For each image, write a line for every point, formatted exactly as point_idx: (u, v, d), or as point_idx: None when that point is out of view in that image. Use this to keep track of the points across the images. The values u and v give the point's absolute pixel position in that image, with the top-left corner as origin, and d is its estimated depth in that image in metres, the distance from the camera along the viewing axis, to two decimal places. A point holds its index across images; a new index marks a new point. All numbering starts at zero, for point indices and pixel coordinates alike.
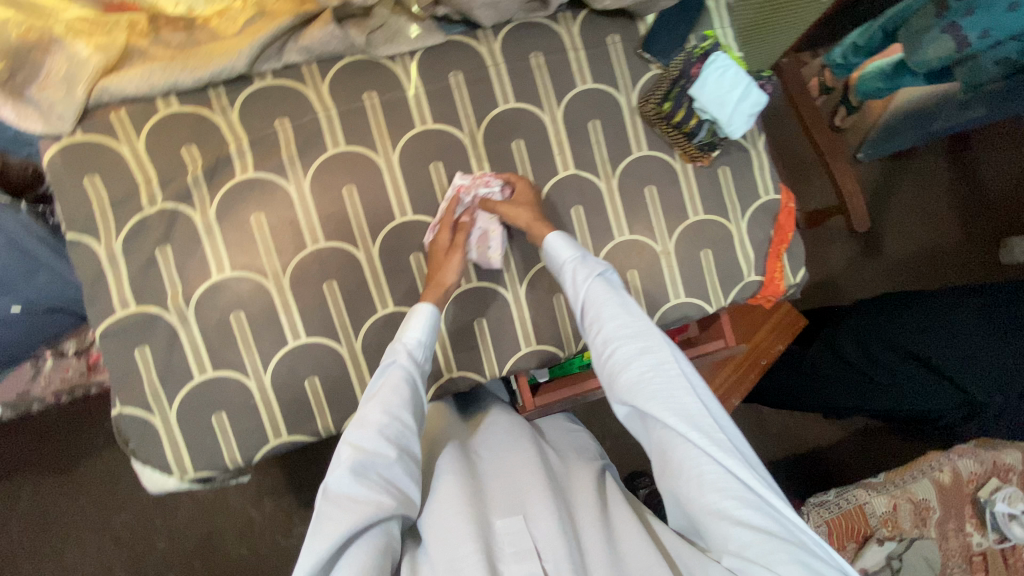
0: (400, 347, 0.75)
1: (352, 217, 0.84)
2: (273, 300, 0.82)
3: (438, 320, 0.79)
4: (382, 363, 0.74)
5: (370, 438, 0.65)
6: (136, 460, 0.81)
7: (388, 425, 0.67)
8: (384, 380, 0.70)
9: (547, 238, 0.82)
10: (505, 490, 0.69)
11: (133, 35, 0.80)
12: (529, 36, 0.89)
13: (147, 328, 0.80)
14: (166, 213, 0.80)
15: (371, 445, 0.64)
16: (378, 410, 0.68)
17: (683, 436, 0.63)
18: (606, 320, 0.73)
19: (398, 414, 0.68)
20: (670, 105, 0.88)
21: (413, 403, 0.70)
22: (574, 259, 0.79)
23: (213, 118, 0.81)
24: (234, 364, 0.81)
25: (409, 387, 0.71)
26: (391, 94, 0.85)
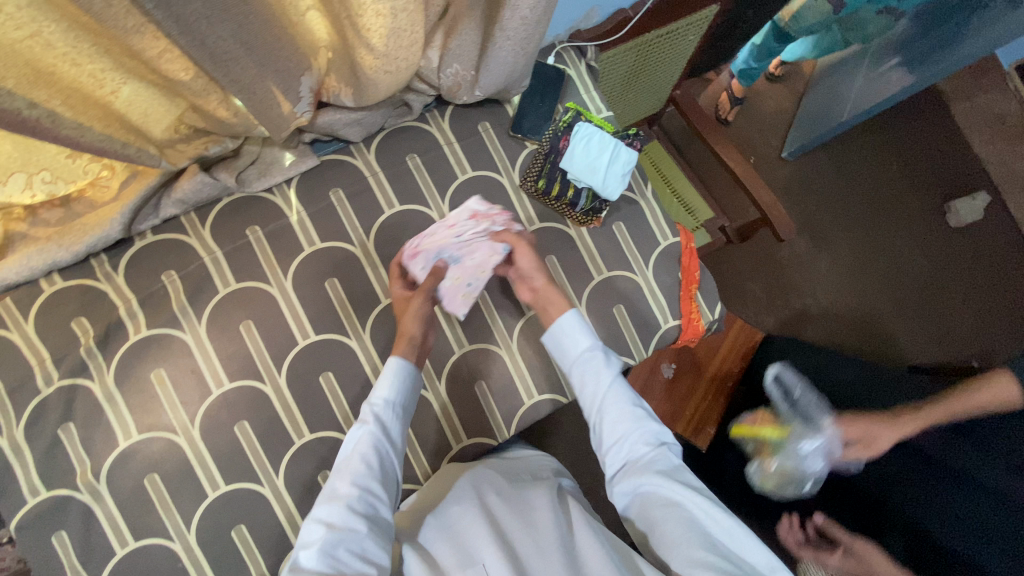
0: (365, 412, 0.72)
1: (253, 353, 0.83)
2: (186, 455, 0.80)
3: (409, 374, 0.76)
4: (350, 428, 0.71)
5: (340, 515, 0.62)
6: None
7: (356, 498, 0.64)
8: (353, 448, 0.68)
9: (564, 315, 0.78)
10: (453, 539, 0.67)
11: (9, 221, 0.79)
12: (402, 139, 0.92)
13: (62, 512, 0.78)
14: (65, 390, 0.79)
15: (343, 521, 0.61)
16: (347, 482, 0.65)
17: (685, 508, 0.61)
18: (624, 412, 0.70)
19: (367, 485, 0.66)
20: (545, 182, 0.92)
21: (382, 471, 0.68)
22: (591, 347, 0.76)
23: (101, 286, 0.82)
24: (156, 530, 0.79)
25: (377, 451, 0.68)
26: (274, 224, 0.86)
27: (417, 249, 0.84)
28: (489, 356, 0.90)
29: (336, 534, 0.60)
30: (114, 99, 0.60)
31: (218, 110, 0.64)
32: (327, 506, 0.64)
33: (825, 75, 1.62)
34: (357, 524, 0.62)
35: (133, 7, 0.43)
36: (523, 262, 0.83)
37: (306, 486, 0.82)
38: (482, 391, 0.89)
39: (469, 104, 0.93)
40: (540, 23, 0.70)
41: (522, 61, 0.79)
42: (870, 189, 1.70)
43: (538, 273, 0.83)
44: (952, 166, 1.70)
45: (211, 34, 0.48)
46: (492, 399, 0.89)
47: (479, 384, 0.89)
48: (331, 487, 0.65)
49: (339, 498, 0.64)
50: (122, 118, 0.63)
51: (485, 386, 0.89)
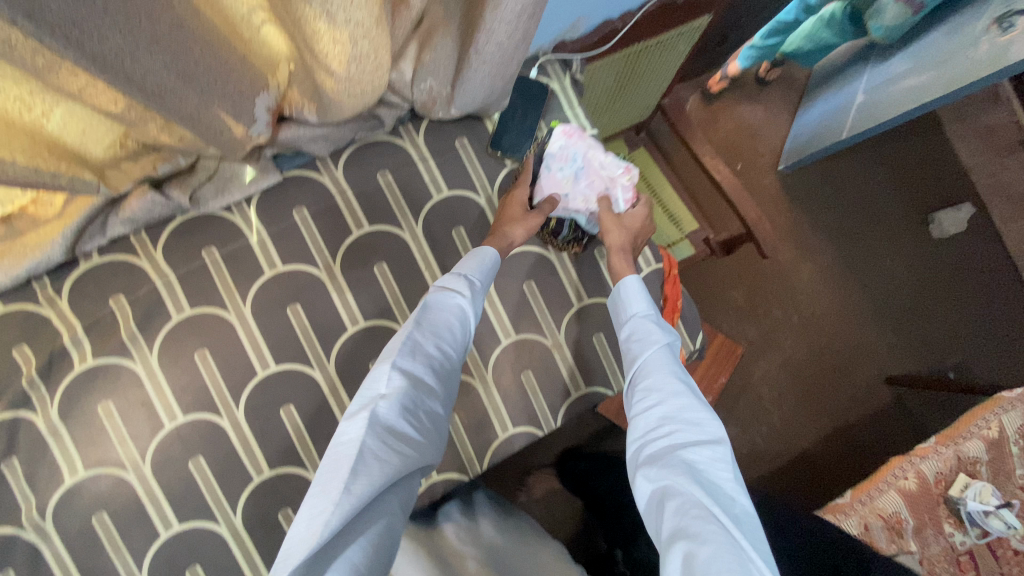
0: (451, 278, 0.76)
1: (210, 383, 0.79)
2: (137, 493, 0.76)
3: (497, 267, 0.80)
4: (439, 291, 0.76)
5: (419, 373, 0.66)
6: None
7: (435, 361, 0.69)
8: (441, 314, 0.72)
9: (627, 280, 0.83)
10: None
11: None
12: (372, 155, 0.86)
13: (1, 553, 0.73)
14: (5, 423, 0.74)
15: (420, 380, 0.66)
16: (432, 341, 0.69)
17: (719, 527, 0.51)
18: (661, 381, 0.69)
19: (445, 352, 0.71)
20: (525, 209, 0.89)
21: (458, 344, 0.72)
22: (642, 310, 0.80)
23: (43, 313, 0.76)
24: (105, 571, 0.74)
25: (459, 329, 0.73)
26: (233, 245, 0.81)
27: (575, 134, 0.88)
28: (462, 386, 0.87)
29: (412, 394, 0.64)
30: (46, 124, 0.54)
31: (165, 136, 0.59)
32: (409, 359, 0.67)
33: (823, 88, 1.57)
34: (432, 386, 0.68)
35: (42, 47, 0.38)
36: (615, 222, 0.87)
37: (266, 524, 0.78)
38: (454, 423, 0.85)
39: (444, 119, 0.88)
40: (518, 47, 0.66)
41: (498, 84, 0.74)
42: (860, 204, 1.68)
43: (629, 250, 0.87)
44: (937, 176, 1.68)
45: (141, 67, 0.43)
46: (463, 431, 0.86)
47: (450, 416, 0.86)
48: (416, 342, 0.68)
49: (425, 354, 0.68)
50: (55, 141, 0.57)
51: (457, 418, 0.86)
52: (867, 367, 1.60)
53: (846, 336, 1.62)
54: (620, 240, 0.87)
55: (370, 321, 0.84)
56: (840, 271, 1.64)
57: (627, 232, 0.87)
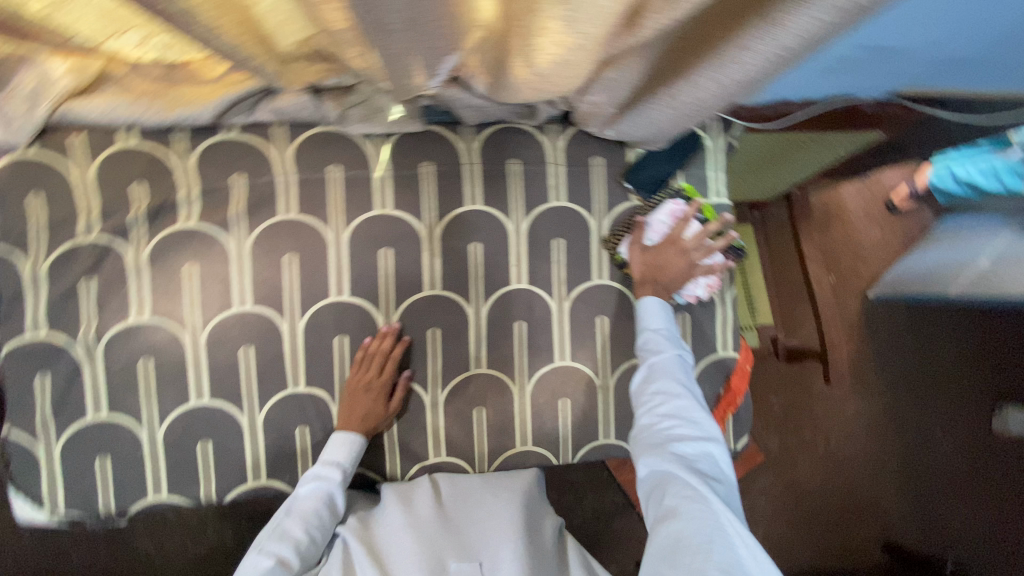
0: (320, 468, 0.78)
1: (286, 286, 0.82)
2: (185, 355, 0.80)
3: (359, 446, 0.80)
4: (306, 475, 0.78)
5: (281, 552, 0.71)
6: (10, 485, 0.79)
7: (303, 543, 0.72)
8: (305, 496, 0.75)
9: (643, 299, 0.80)
10: (389, 533, 0.75)
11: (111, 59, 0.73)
12: (511, 141, 0.87)
13: (51, 357, 0.79)
14: (99, 245, 0.79)
15: (284, 560, 0.70)
16: (299, 527, 0.73)
17: (709, 512, 0.57)
18: (668, 384, 0.69)
19: (311, 533, 0.73)
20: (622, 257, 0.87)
21: (326, 522, 0.75)
22: (658, 327, 0.77)
23: (169, 163, 0.80)
24: (130, 411, 0.79)
25: (327, 511, 0.75)
26: (356, 171, 0.84)
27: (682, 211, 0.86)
28: (502, 386, 0.87)
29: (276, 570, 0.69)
30: (260, 7, 0.56)
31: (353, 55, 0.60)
32: (276, 542, 0.72)
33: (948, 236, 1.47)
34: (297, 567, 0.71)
35: None
36: (641, 248, 0.85)
37: (281, 432, 0.81)
38: (480, 416, 0.86)
39: (592, 133, 0.87)
40: (714, 107, 0.63)
41: (672, 122, 0.70)
42: (932, 365, 1.58)
43: (650, 278, 0.84)
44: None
45: (381, 5, 0.45)
46: (485, 428, 0.87)
47: (480, 410, 0.87)
48: (280, 526, 0.73)
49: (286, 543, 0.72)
50: (259, 26, 0.59)
51: (484, 412, 0.87)
52: (868, 523, 1.54)
53: (862, 485, 1.55)
54: (639, 265, 0.84)
55: (446, 290, 0.86)
56: (883, 421, 1.57)
57: (648, 256, 0.84)
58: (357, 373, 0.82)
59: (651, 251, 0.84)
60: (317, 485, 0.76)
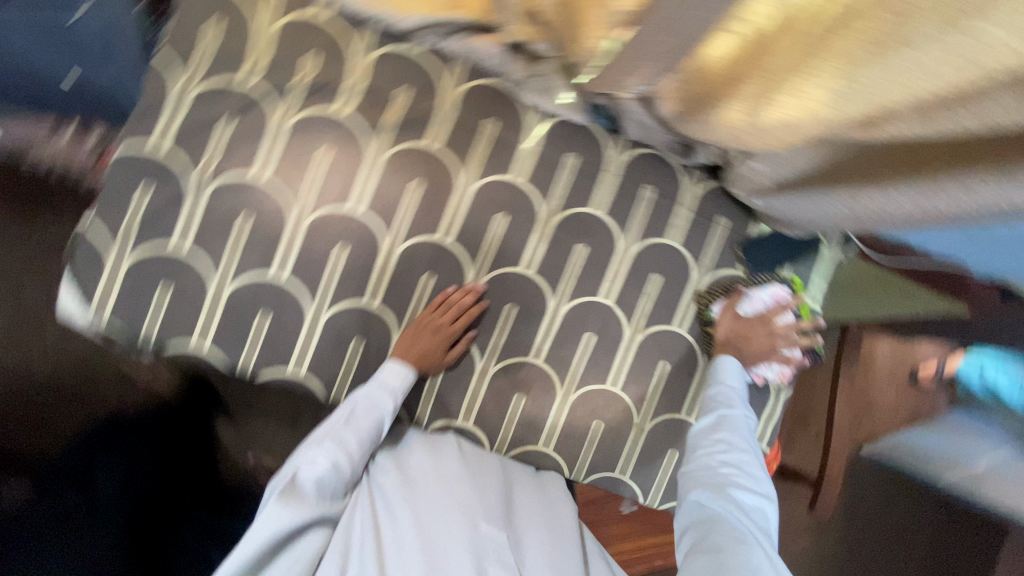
0: (376, 389, 0.78)
1: (401, 207, 0.83)
2: (284, 229, 0.81)
3: (409, 376, 0.80)
4: (360, 389, 0.79)
5: (332, 458, 0.71)
6: (66, 276, 0.78)
7: (353, 456, 0.73)
8: (360, 410, 0.75)
9: (722, 359, 0.83)
10: (416, 476, 0.77)
11: None
12: (656, 168, 0.89)
13: (160, 174, 0.78)
14: (252, 93, 0.79)
15: (333, 467, 0.71)
16: (352, 439, 0.73)
17: (752, 553, 0.57)
18: (733, 438, 0.72)
19: (359, 447, 0.73)
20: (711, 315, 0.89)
21: (372, 439, 0.75)
22: (732, 387, 0.80)
23: (349, 49, 0.81)
24: (211, 257, 0.79)
25: (379, 435, 0.76)
26: (509, 133, 0.85)
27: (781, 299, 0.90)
28: (548, 385, 0.88)
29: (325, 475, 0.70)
30: None
31: None
32: (328, 446, 0.72)
33: None
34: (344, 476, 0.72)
35: None
36: (736, 317, 0.87)
37: (337, 336, 0.83)
38: (517, 403, 0.87)
39: (733, 194, 0.88)
40: (888, 224, 0.63)
41: (838, 219, 0.70)
42: None
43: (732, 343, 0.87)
44: None
45: None
46: (517, 416, 0.88)
47: (520, 396, 0.88)
48: (335, 433, 0.73)
49: (346, 453, 0.72)
50: None
51: (522, 401, 0.88)
52: None
53: None
54: (728, 333, 0.87)
55: (538, 276, 0.87)
56: None
57: (739, 329, 0.87)
58: (432, 313, 0.83)
59: (742, 320, 0.87)
60: (372, 402, 0.77)
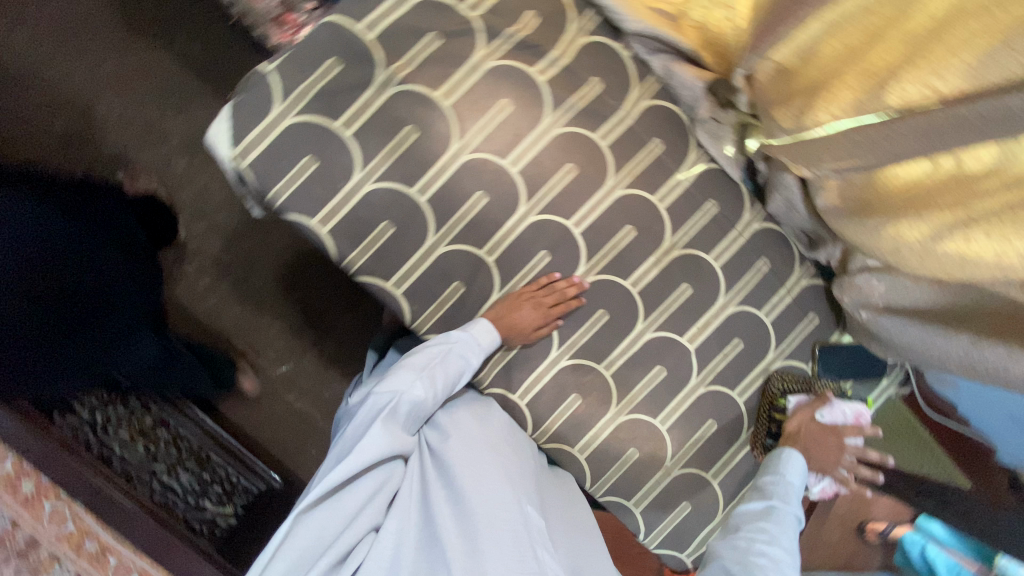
0: (467, 341, 0.84)
1: (551, 183, 0.85)
2: (442, 156, 0.82)
3: (491, 337, 0.85)
4: (451, 335, 0.85)
5: (416, 398, 0.82)
6: (227, 108, 0.77)
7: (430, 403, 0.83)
8: (450, 360, 0.83)
9: (788, 451, 0.88)
10: (471, 435, 0.87)
11: None
12: (778, 247, 0.93)
13: (354, 56, 0.79)
14: (468, 22, 0.81)
15: (414, 408, 0.82)
16: (436, 384, 0.83)
17: None
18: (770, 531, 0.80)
19: (439, 393, 0.84)
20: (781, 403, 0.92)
21: (451, 386, 0.84)
22: (790, 480, 0.86)
23: (567, 24, 0.84)
24: (366, 151, 0.80)
25: (462, 378, 0.85)
26: (671, 159, 0.88)
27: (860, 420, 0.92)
28: (606, 398, 0.90)
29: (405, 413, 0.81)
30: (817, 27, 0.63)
31: (815, 107, 0.67)
32: (416, 387, 0.82)
33: None
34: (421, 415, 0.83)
35: None
36: (811, 416, 0.90)
37: (444, 272, 0.85)
38: (572, 403, 0.90)
39: (835, 298, 0.94)
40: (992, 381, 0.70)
41: (952, 361, 0.74)
42: None
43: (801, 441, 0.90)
44: None
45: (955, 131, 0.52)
46: (567, 416, 0.90)
47: (576, 398, 0.90)
48: (422, 376, 0.82)
49: (433, 392, 0.83)
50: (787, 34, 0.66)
51: (577, 403, 0.90)
52: None
53: None
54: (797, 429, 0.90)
55: (639, 297, 0.89)
56: None
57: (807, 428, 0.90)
58: (534, 290, 0.86)
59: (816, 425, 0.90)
60: (461, 354, 0.83)
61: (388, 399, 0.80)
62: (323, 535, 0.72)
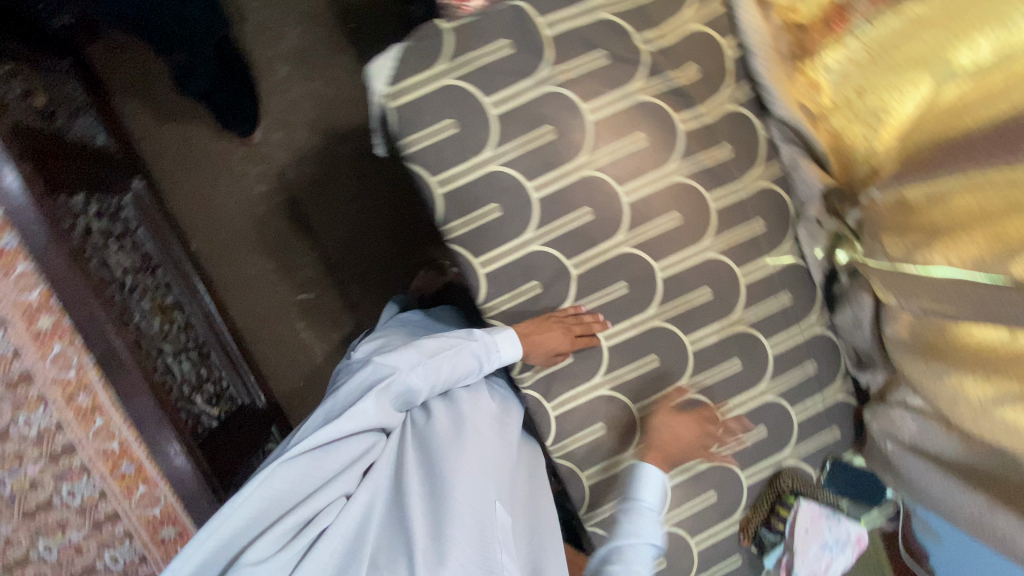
0: (483, 343, 0.88)
1: (656, 223, 0.88)
2: (568, 162, 0.85)
3: (511, 347, 0.87)
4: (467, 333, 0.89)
5: (415, 380, 0.85)
6: (397, 47, 0.81)
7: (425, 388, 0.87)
8: (458, 355, 0.88)
9: (642, 467, 0.85)
10: (459, 422, 0.89)
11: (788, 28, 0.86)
12: (828, 356, 0.97)
13: (526, 45, 0.82)
14: (636, 53, 0.85)
15: (409, 388, 0.85)
16: (438, 372, 0.87)
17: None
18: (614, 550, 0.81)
19: (437, 380, 0.87)
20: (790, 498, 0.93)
21: (450, 375, 0.89)
22: (645, 502, 0.83)
23: (722, 87, 0.88)
24: (503, 133, 0.83)
25: (464, 378, 0.90)
26: (766, 242, 0.92)
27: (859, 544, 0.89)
28: (627, 437, 0.93)
29: (399, 390, 0.84)
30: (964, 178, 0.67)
31: (931, 248, 0.72)
32: (418, 370, 0.86)
33: None
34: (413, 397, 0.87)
35: None
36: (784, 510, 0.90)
37: (528, 268, 0.87)
38: (596, 431, 0.92)
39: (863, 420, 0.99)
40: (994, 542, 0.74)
41: (962, 514, 0.78)
42: None
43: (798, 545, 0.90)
44: None
45: None
46: (586, 441, 0.92)
47: (601, 427, 0.92)
48: (428, 362, 0.86)
49: (432, 379, 0.87)
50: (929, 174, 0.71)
51: (600, 432, 0.92)
52: None
53: None
54: (669, 438, 0.88)
55: (693, 356, 0.92)
56: None
57: (679, 433, 0.89)
58: (559, 315, 0.88)
59: None
60: (472, 353, 0.88)
61: (387, 373, 0.84)
62: (294, 490, 0.75)
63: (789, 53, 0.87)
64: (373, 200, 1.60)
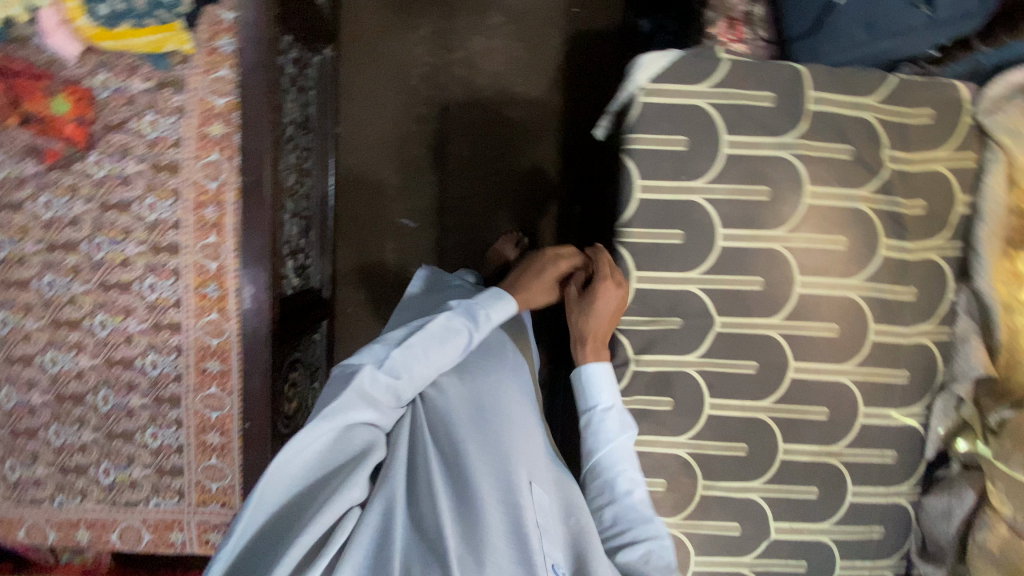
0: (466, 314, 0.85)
1: (813, 325, 0.87)
2: (766, 230, 0.84)
3: (502, 307, 0.87)
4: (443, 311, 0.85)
5: (397, 367, 0.80)
6: (673, 52, 0.83)
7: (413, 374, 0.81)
8: (435, 329, 0.83)
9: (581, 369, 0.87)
10: (477, 405, 0.85)
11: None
12: (901, 531, 0.94)
13: (785, 109, 0.83)
14: (878, 166, 0.85)
15: (397, 374, 0.80)
16: (421, 349, 0.82)
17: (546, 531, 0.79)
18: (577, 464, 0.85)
19: (429, 364, 0.82)
20: None
21: (446, 351, 0.83)
22: (598, 404, 0.85)
23: (936, 236, 0.87)
24: (724, 174, 0.83)
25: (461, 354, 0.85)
26: (902, 395, 0.90)
27: None
28: (679, 504, 0.91)
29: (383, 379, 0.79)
30: None
31: None
32: (398, 354, 0.80)
33: None
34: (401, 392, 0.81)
35: None
36: None
37: (677, 305, 0.87)
38: (654, 484, 0.90)
39: None
40: None
41: None
42: None
43: None
44: None
45: None
46: None
47: (661, 483, 0.91)
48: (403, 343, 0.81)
49: (416, 368, 0.81)
50: None
51: (658, 488, 0.91)
52: None
53: None
54: (603, 325, 0.87)
55: (779, 463, 0.90)
56: None
57: (613, 316, 0.86)
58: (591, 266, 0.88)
59: None
60: (456, 326, 0.84)
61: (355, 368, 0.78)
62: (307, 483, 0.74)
63: (1009, 237, 0.85)
64: (471, 150, 1.61)
